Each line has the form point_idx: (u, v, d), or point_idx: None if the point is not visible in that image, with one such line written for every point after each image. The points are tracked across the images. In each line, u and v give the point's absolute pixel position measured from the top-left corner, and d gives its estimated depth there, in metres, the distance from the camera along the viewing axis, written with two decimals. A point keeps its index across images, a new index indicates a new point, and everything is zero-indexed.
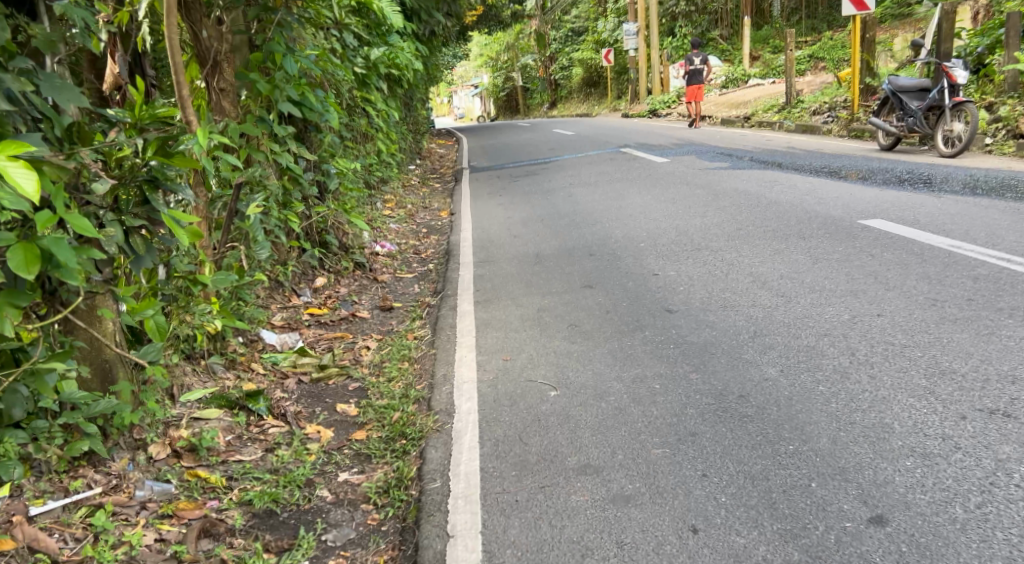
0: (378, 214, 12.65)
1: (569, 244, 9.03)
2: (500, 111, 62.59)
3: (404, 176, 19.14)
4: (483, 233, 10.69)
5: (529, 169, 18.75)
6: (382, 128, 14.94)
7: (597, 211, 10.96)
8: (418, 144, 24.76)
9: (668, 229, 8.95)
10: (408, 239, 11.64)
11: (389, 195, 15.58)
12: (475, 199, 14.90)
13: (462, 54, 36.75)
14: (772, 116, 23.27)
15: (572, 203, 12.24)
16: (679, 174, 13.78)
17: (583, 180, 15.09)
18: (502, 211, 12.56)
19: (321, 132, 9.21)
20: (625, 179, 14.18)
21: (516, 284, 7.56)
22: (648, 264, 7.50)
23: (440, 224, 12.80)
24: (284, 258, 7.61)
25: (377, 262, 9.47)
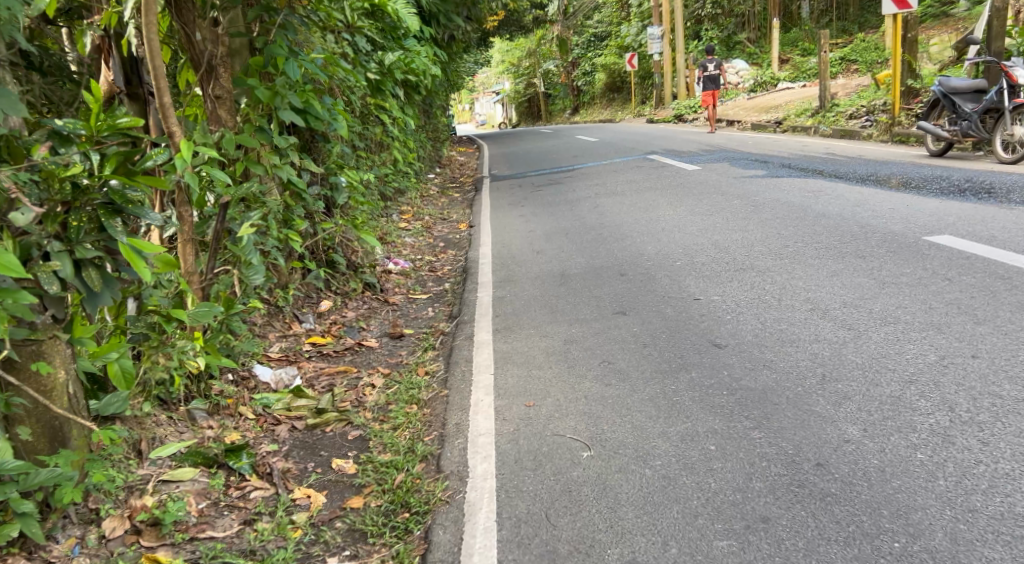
0: (392, 229, 11.94)
1: (598, 262, 8.29)
2: (521, 118, 61.95)
3: (422, 186, 18.45)
4: (504, 249, 9.96)
5: (552, 177, 18.02)
6: (398, 137, 14.26)
7: (627, 224, 10.22)
8: (438, 152, 24.10)
9: (706, 246, 8.17)
10: (424, 254, 10.92)
11: (405, 206, 14.90)
12: (496, 209, 14.16)
13: (483, 60, 36.10)
14: (805, 120, 22.43)
15: (599, 215, 11.48)
16: (712, 183, 12.99)
17: (609, 189, 14.32)
18: (524, 223, 11.82)
19: (327, 142, 8.46)
20: (654, 189, 13.40)
21: (540, 310, 6.82)
22: (688, 286, 6.75)
23: (458, 238, 12.08)
24: (284, 281, 6.92)
25: (388, 281, 8.76)
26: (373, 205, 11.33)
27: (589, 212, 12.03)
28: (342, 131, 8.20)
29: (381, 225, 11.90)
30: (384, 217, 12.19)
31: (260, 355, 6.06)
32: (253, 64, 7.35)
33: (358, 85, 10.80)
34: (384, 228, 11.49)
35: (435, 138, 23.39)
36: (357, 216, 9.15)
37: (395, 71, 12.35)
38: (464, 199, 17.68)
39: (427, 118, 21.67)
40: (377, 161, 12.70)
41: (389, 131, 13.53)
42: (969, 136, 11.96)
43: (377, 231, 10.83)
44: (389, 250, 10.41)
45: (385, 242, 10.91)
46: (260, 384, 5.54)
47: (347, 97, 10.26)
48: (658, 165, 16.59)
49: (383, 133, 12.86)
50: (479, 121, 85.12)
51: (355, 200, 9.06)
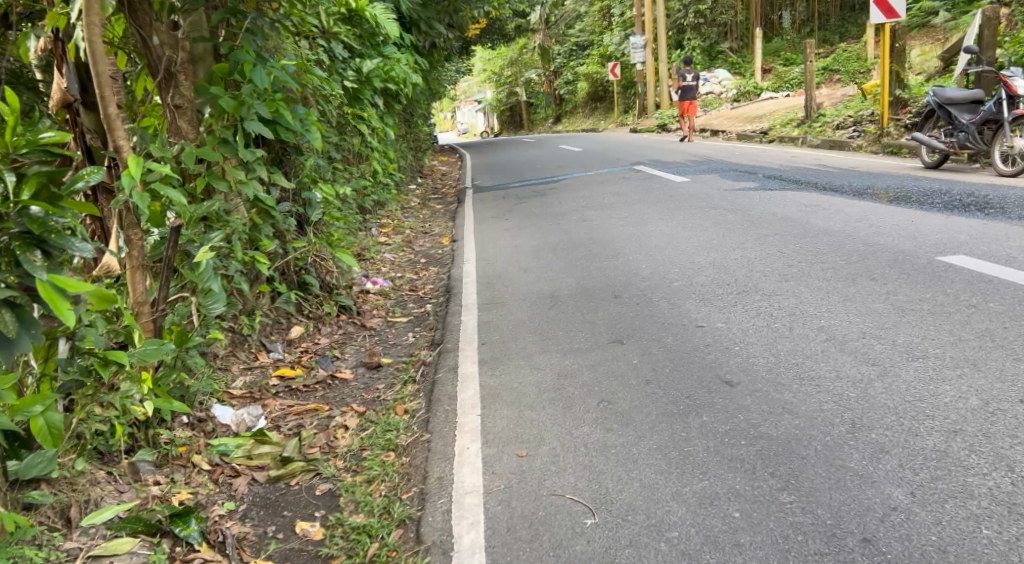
0: (371, 244, 11.42)
1: (588, 282, 7.78)
2: (503, 127, 61.46)
3: (403, 198, 17.93)
4: (488, 267, 9.43)
5: (536, 188, 17.53)
6: (378, 148, 13.75)
7: (617, 240, 9.73)
8: (418, 163, 23.56)
9: (704, 265, 7.69)
10: (404, 271, 10.40)
11: (385, 219, 14.38)
12: (479, 222, 13.66)
13: (465, 68, 35.60)
14: (792, 130, 22.03)
15: (586, 230, 11.00)
16: (703, 195, 12.54)
17: (596, 201, 13.85)
18: (508, 238, 11.32)
19: (300, 154, 7.93)
20: (642, 201, 12.93)
21: (529, 337, 6.31)
22: (688, 311, 6.26)
23: (440, 253, 11.57)
24: (250, 307, 6.42)
25: (365, 302, 8.22)
26: (350, 220, 10.80)
27: (576, 226, 11.54)
28: (315, 142, 7.67)
29: (359, 240, 11.37)
30: (362, 232, 11.67)
31: (222, 390, 5.53)
32: (217, 71, 6.82)
33: (334, 95, 10.29)
34: (362, 244, 10.97)
35: (416, 147, 22.86)
36: (332, 233, 8.62)
37: (374, 79, 11.83)
38: (446, 211, 17.17)
39: (407, 127, 21.14)
40: (355, 174, 12.19)
41: (367, 141, 13.02)
42: (966, 148, 11.51)
43: (354, 248, 10.31)
44: (367, 267, 9.89)
45: (363, 259, 10.39)
46: (218, 428, 5.04)
47: (322, 107, 9.74)
48: (645, 177, 16.14)
49: (361, 144, 12.34)
50: (460, 130, 84.43)
51: (331, 215, 8.52)
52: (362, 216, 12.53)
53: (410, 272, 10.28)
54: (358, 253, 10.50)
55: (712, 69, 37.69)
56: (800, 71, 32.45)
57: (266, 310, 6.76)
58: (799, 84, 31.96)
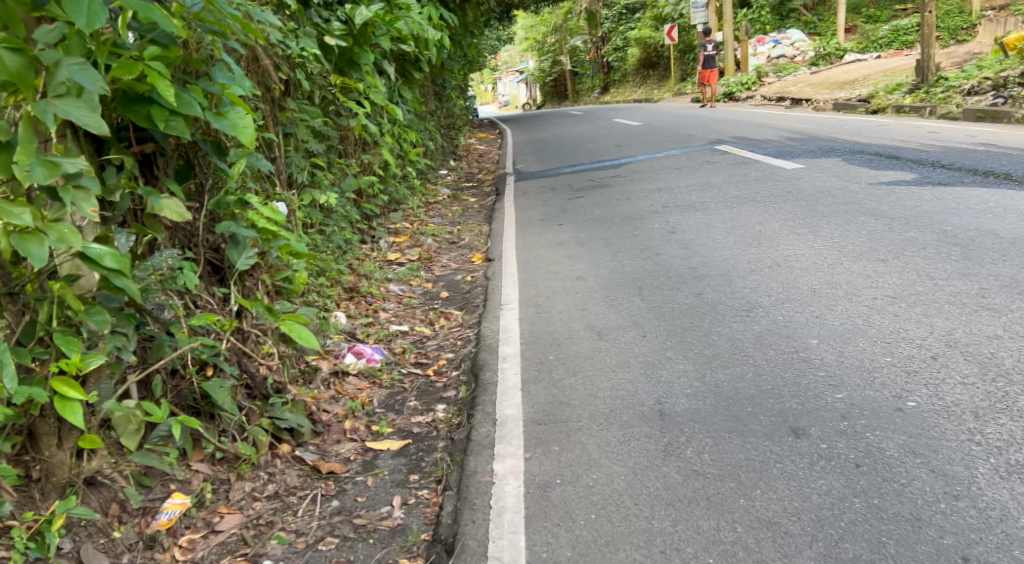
0: (365, 275, 8.06)
1: (720, 382, 4.38)
2: (547, 99, 57.74)
3: (427, 190, 14.54)
4: (539, 324, 6.03)
5: (595, 176, 14.13)
6: (389, 134, 10.42)
7: (741, 279, 6.37)
8: (452, 143, 20.17)
9: (943, 355, 4.31)
10: (412, 319, 6.99)
11: (400, 225, 11.06)
12: (522, 230, 10.30)
13: (506, 36, 31.94)
14: (902, 96, 18.37)
15: (681, 252, 7.61)
16: (836, 194, 9.06)
17: (678, 200, 10.42)
18: (566, 263, 7.96)
19: (224, 155, 4.54)
20: (748, 203, 9.49)
21: (634, 558, 3.15)
22: (1006, 513, 3.08)
23: (467, 284, 8.22)
24: (59, 485, 3.36)
25: (333, 408, 4.66)
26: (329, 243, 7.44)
27: (661, 244, 8.12)
28: (242, 134, 4.24)
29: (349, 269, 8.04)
30: (357, 256, 8.35)
31: None
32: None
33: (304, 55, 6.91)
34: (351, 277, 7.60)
35: (447, 123, 19.36)
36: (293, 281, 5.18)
37: (373, 36, 8.42)
38: (481, 207, 13.74)
39: (436, 100, 17.66)
40: (351, 167, 8.82)
41: (372, 125, 9.65)
42: None
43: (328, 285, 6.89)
44: (354, 320, 6.56)
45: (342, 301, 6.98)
46: None
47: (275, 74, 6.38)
48: (736, 162, 12.65)
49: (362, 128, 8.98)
50: (501, 103, 80.82)
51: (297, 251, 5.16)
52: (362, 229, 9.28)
53: (416, 322, 6.87)
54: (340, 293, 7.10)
55: (783, 30, 33.67)
56: (888, 29, 28.46)
57: (100, 478, 3.48)
58: (889, 44, 27.99)
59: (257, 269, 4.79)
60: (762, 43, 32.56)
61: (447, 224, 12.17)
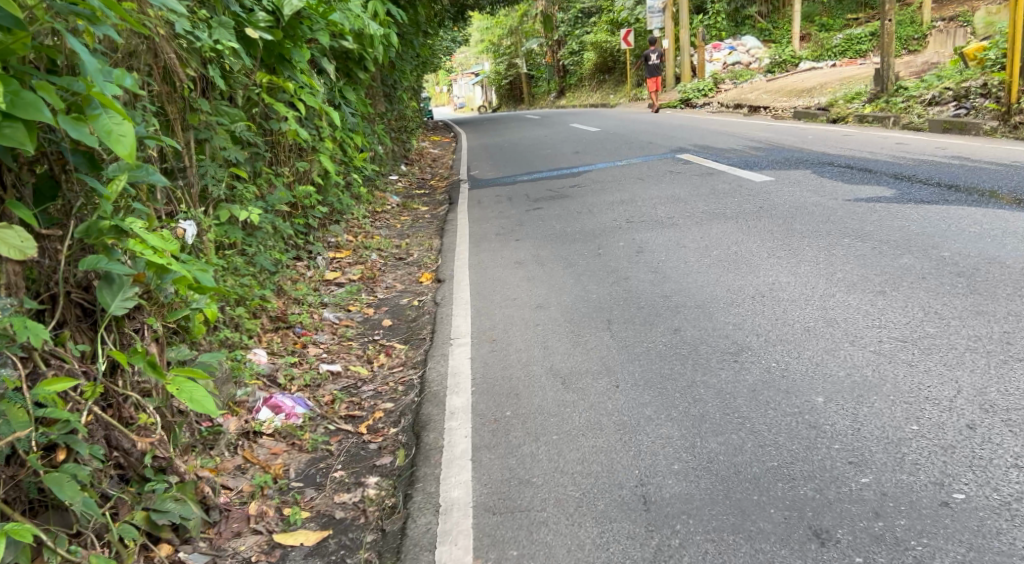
0: (294, 305, 7.24)
1: (712, 454, 3.64)
2: (502, 103, 56.96)
3: (375, 197, 13.68)
4: (491, 369, 5.20)
5: (551, 185, 13.39)
6: (330, 139, 9.58)
7: (721, 313, 5.55)
8: (403, 147, 19.30)
9: (982, 424, 3.59)
10: (347, 356, 6.15)
11: (341, 238, 10.20)
12: (475, 246, 9.47)
13: (461, 38, 31.10)
14: (860, 107, 17.74)
15: (648, 278, 6.79)
16: (812, 211, 8.32)
17: (643, 214, 9.67)
18: (523, 288, 7.15)
19: (101, 171, 3.86)
20: (717, 218, 8.79)
21: None
22: None
23: (411, 311, 7.39)
24: None
25: (238, 483, 4.00)
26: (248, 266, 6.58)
27: (626, 267, 7.32)
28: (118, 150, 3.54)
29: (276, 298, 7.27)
30: (288, 281, 7.49)
31: None
32: None
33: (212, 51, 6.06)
34: (275, 308, 6.75)
35: (398, 127, 18.50)
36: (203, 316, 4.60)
37: (302, 31, 7.55)
38: (432, 217, 12.92)
39: (385, 101, 16.77)
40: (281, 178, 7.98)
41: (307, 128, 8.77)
42: None
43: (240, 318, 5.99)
44: (273, 365, 5.71)
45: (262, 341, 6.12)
46: None
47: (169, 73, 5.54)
48: (697, 173, 11.92)
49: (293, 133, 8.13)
50: (456, 106, 79.94)
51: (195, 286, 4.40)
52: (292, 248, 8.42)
53: (350, 360, 6.04)
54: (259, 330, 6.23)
55: (740, 37, 33.19)
56: (842, 38, 28.08)
57: None
58: (843, 53, 27.60)
59: (141, 312, 4.04)
60: (718, 49, 32.08)
61: (395, 237, 11.34)
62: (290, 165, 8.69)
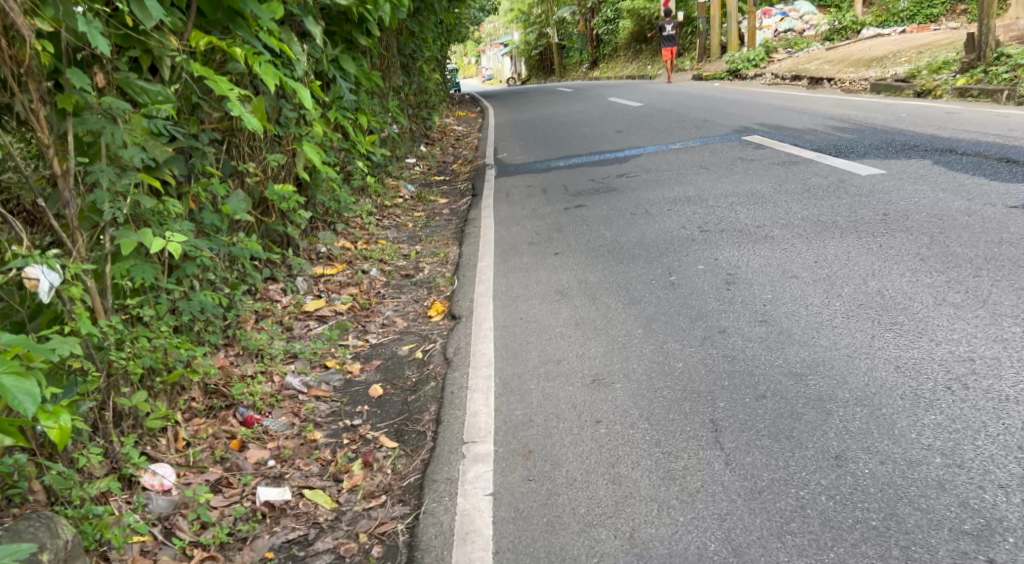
0: (241, 373, 5.10)
1: None
2: (532, 74, 54.38)
3: (385, 187, 11.58)
4: (520, 545, 3.17)
5: (594, 174, 11.21)
6: (317, 125, 7.48)
7: (909, 426, 3.41)
8: (423, 125, 17.10)
9: None
10: (305, 466, 4.01)
11: (334, 249, 8.14)
12: (503, 263, 7.33)
13: (490, 5, 28.68)
14: (950, 77, 15.26)
15: (758, 335, 4.63)
16: (964, 223, 6.08)
17: (721, 220, 7.47)
18: (571, 342, 5.01)
19: None
20: (828, 229, 6.60)
21: None
22: None
23: (411, 372, 5.23)
24: None
25: None
26: (168, 320, 4.49)
27: (716, 309, 5.16)
28: None
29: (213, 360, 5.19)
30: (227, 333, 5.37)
31: None
32: None
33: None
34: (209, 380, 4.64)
35: (417, 102, 16.24)
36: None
37: None
38: (452, 213, 10.77)
39: (401, 72, 14.57)
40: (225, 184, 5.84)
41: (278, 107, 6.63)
42: None
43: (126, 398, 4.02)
44: (177, 499, 3.66)
45: (156, 450, 3.98)
46: None
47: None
48: (777, 164, 9.65)
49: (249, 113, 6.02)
50: (484, 77, 77.32)
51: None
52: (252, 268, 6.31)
53: (304, 476, 3.92)
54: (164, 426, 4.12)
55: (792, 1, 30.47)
56: None
57: None
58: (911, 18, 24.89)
59: None
60: (769, 15, 29.46)
61: (404, 242, 9.20)
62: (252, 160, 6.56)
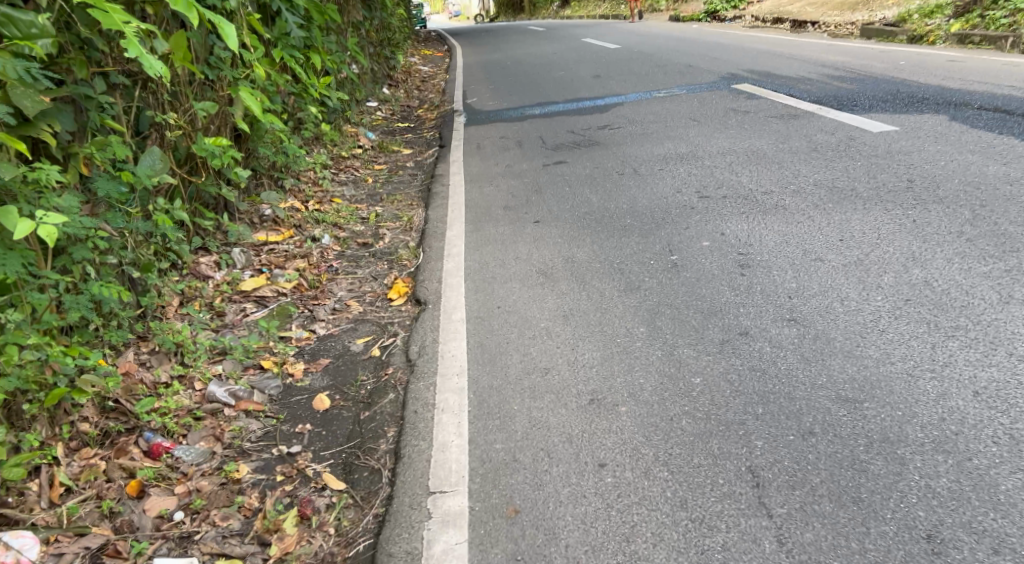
0: (152, 380, 4.21)
1: None
2: (501, 12, 52.71)
3: (344, 135, 10.61)
4: None
5: (573, 125, 10.31)
6: (256, 67, 6.53)
7: (1015, 490, 2.90)
8: (387, 64, 16.00)
9: None
10: (223, 522, 3.31)
11: (282, 215, 7.20)
12: (476, 236, 6.43)
13: None
14: (947, 20, 14.36)
15: (791, 338, 3.80)
16: (1008, 194, 5.28)
17: (721, 186, 6.65)
18: (559, 343, 4.18)
19: None
20: (847, 196, 5.79)
21: None
22: None
23: (365, 377, 4.34)
24: None
25: None
26: (50, 323, 3.60)
27: (733, 302, 4.32)
28: None
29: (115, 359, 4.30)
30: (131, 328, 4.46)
31: None
32: None
33: None
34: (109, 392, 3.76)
35: (380, 39, 15.15)
36: None
37: None
38: (417, 166, 9.84)
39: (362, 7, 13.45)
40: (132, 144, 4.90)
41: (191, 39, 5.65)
42: None
43: None
44: None
45: (18, 506, 3.29)
46: None
47: None
48: (774, 119, 8.81)
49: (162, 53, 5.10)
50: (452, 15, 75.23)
51: None
52: (174, 243, 5.40)
53: (220, 538, 3.24)
54: (36, 469, 3.43)
55: None
56: None
57: None
58: None
59: None
60: None
61: (363, 202, 8.29)
62: (172, 109, 5.60)
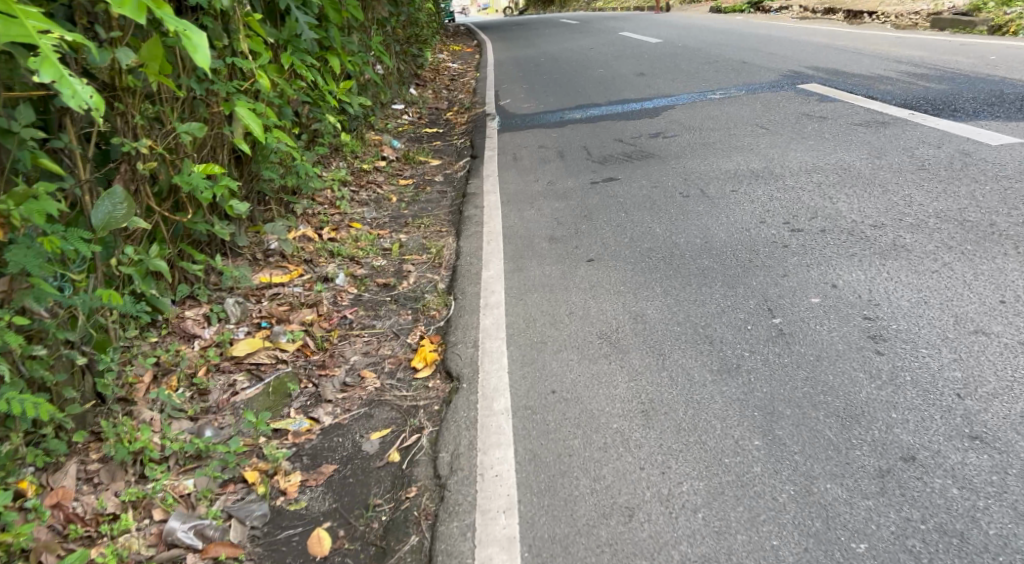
0: (94, 511, 3.24)
1: None
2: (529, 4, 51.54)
3: (365, 145, 9.54)
4: None
5: (622, 133, 9.18)
6: (258, 77, 5.42)
7: None
8: (413, 61, 14.89)
9: None
10: None
11: (296, 253, 6.11)
12: (522, 281, 5.31)
13: None
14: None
15: (987, 475, 2.91)
16: None
17: (816, 216, 5.52)
18: (643, 463, 3.17)
19: None
20: (987, 237, 4.67)
21: None
22: None
23: (378, 498, 3.29)
24: None
25: None
26: None
27: (877, 398, 3.28)
28: None
29: (49, 478, 3.32)
30: (62, 437, 3.38)
31: None
32: None
33: None
34: (42, 526, 3.14)
35: (406, 36, 14.04)
36: None
37: None
38: (448, 181, 8.76)
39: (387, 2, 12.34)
40: (89, 186, 3.89)
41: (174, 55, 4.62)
42: None
43: None
44: None
45: None
46: None
47: None
48: (859, 126, 7.62)
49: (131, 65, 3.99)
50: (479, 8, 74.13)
51: None
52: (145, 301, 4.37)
53: None
54: None
55: None
56: None
57: None
58: None
59: None
60: None
61: (386, 226, 7.20)
62: (146, 134, 4.50)
